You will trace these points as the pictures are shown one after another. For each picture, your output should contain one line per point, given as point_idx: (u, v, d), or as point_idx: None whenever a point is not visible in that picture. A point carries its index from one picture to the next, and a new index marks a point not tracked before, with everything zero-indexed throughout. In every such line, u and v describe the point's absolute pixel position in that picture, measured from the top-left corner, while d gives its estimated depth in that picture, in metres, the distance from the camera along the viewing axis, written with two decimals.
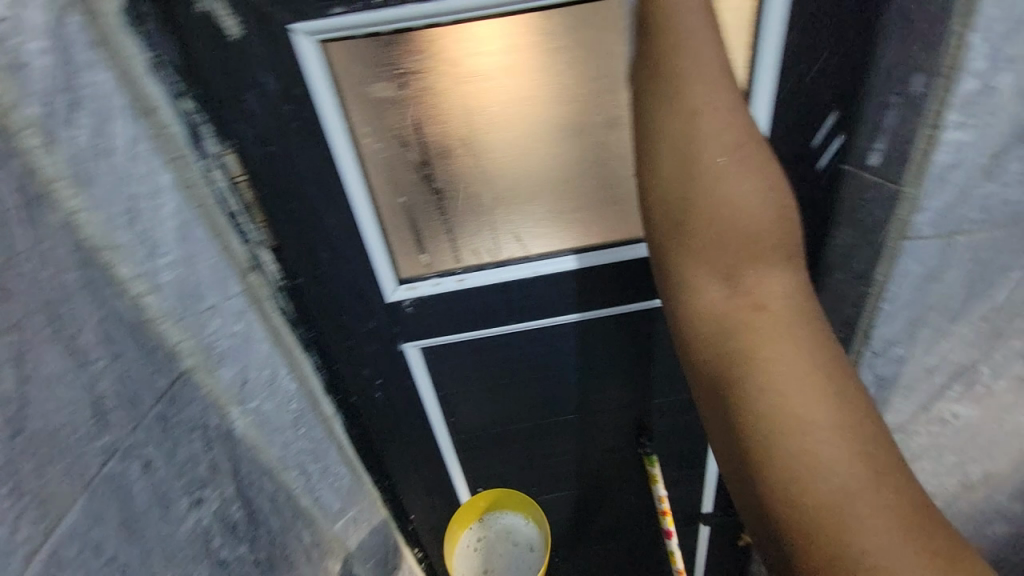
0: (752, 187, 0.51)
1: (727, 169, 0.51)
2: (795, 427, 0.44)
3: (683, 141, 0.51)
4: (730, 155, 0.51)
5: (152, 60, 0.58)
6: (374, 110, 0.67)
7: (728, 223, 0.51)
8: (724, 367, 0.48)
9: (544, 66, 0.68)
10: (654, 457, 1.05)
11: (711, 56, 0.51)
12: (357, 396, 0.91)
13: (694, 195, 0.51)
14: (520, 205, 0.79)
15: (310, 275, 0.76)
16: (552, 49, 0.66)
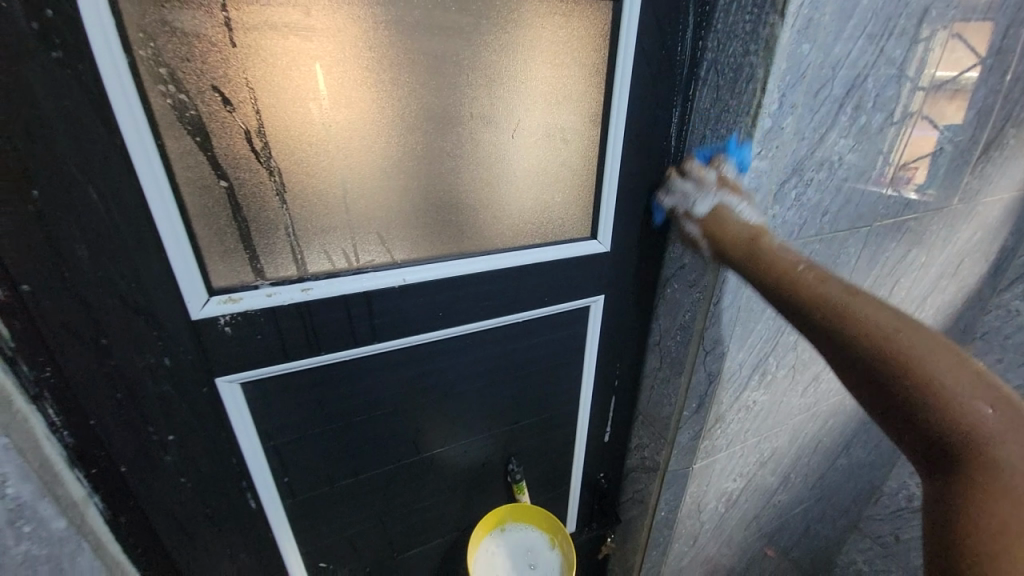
0: (840, 287, 0.59)
1: (831, 297, 0.59)
2: (952, 416, 0.46)
3: (790, 291, 0.63)
4: (817, 282, 0.61)
5: None
6: (177, 48, 0.49)
7: (835, 335, 0.57)
8: (906, 410, 0.50)
9: (441, 48, 0.62)
10: (523, 484, 1.00)
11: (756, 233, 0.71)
12: (129, 466, 0.62)
13: (811, 324, 0.60)
14: (385, 206, 0.66)
15: (46, 281, 0.50)
16: (441, 30, 0.61)
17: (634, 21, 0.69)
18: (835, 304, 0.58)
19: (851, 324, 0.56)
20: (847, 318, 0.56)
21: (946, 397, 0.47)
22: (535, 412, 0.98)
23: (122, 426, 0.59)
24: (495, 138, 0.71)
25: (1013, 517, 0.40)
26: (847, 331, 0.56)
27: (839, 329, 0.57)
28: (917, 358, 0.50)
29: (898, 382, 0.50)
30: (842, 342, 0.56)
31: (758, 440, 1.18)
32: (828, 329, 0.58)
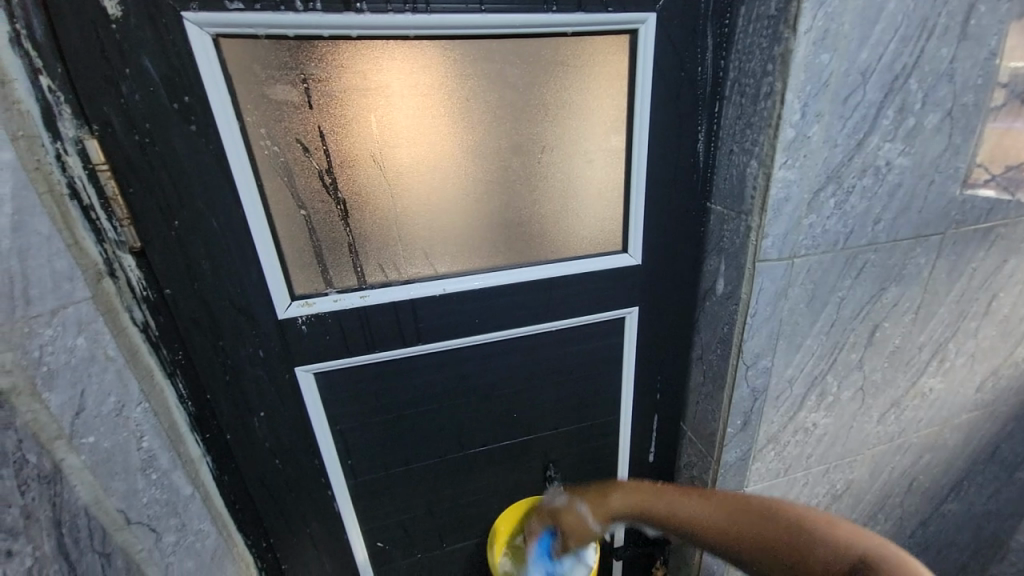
0: (700, 501, 0.71)
1: (694, 497, 0.71)
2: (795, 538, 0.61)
3: (683, 515, 0.70)
4: (682, 498, 0.72)
5: (11, 33, 0.52)
6: (273, 112, 0.65)
7: (722, 535, 0.66)
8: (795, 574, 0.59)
9: (474, 91, 0.73)
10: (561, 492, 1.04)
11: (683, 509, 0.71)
12: (232, 435, 0.78)
13: (702, 522, 0.68)
14: (430, 226, 0.78)
15: (181, 286, 0.67)
16: (473, 76, 0.72)
17: (651, 49, 0.75)
18: (726, 520, 0.67)
19: (750, 537, 0.64)
20: (692, 518, 0.69)
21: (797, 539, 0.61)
22: (575, 421, 1.02)
23: (228, 403, 0.76)
24: (524, 165, 0.80)
25: None
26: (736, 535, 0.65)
27: (716, 535, 0.67)
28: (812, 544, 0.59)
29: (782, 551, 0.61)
30: (728, 536, 0.66)
31: (827, 468, 1.08)
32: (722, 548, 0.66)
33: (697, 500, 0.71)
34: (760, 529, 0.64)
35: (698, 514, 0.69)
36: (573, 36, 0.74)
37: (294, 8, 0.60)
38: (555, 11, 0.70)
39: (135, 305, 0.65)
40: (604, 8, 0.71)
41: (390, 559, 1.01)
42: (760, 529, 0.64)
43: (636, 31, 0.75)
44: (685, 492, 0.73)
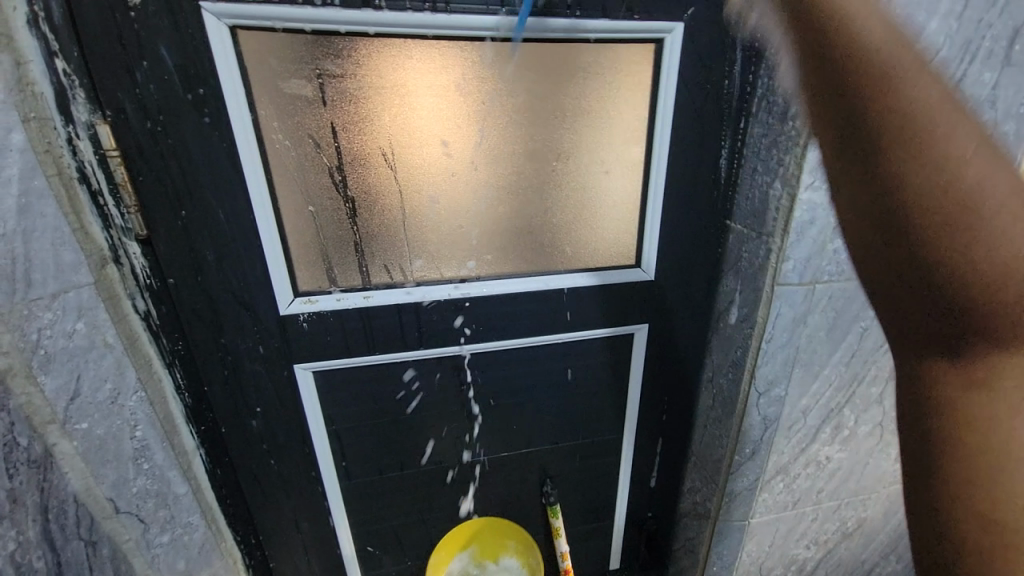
0: (963, 128, 0.44)
1: (940, 106, 0.45)
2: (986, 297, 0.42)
3: (938, 150, 0.43)
4: (939, 101, 0.45)
5: (28, 13, 0.51)
6: (287, 106, 0.64)
7: (967, 223, 0.42)
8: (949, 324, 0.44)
9: (493, 94, 0.72)
10: (558, 509, 1.01)
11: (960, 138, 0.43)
12: (228, 428, 0.77)
13: (908, 171, 0.44)
14: (439, 228, 0.77)
15: (185, 276, 0.66)
16: (493, 78, 0.71)
17: (676, 60, 0.73)
18: (938, 127, 0.43)
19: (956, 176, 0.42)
20: (944, 160, 0.43)
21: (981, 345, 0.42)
22: (577, 437, 0.99)
23: (225, 397, 0.75)
24: (538, 171, 0.78)
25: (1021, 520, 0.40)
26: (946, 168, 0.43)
27: (944, 196, 0.43)
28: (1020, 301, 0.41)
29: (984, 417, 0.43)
30: (955, 204, 0.42)
31: (839, 505, 1.03)
32: (901, 155, 0.45)
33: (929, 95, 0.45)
34: (959, 214, 0.42)
35: (914, 92, 0.45)
36: (596, 43, 0.72)
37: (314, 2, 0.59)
38: (579, 16, 0.68)
39: (138, 293, 0.64)
40: (630, 14, 0.70)
41: (379, 564, 0.99)
42: (976, 198, 0.42)
43: (660, 40, 0.73)
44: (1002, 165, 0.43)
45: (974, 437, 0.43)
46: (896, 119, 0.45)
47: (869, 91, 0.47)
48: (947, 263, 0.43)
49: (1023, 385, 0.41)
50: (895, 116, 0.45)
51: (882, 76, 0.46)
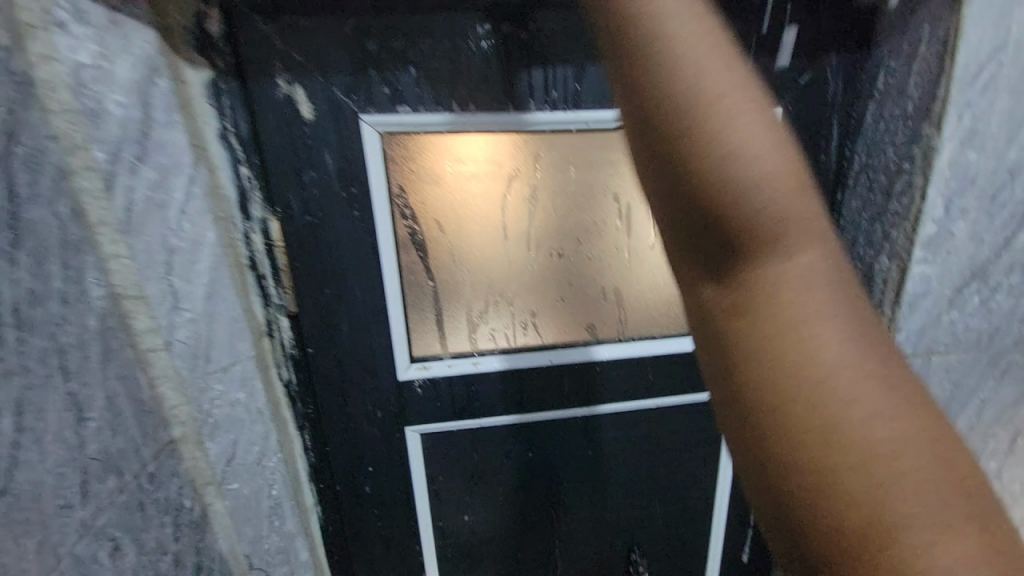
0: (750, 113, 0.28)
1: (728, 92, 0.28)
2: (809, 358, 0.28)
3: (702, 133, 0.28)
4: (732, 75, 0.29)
5: (220, 129, 0.60)
6: (417, 195, 0.72)
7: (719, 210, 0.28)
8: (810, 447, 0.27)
9: (596, 178, 0.77)
10: None
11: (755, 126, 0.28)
12: (342, 486, 0.82)
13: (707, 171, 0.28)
14: (540, 297, 0.81)
15: (322, 347, 0.73)
16: (597, 163, 0.76)
17: None
18: (716, 112, 0.28)
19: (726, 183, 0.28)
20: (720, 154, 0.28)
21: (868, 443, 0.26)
22: (668, 502, 0.97)
23: (343, 456, 0.80)
24: (634, 243, 0.81)
25: None
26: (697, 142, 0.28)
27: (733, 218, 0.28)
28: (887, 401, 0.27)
29: (837, 512, 0.26)
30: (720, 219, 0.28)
31: None
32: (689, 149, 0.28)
33: (683, 55, 0.29)
34: (772, 225, 0.29)
35: (680, 65, 0.28)
36: None
37: (452, 110, 0.65)
38: None
39: (283, 362, 0.72)
40: None
41: None
42: (752, 212, 0.28)
43: None
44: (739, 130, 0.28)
45: (855, 532, 0.26)
46: (659, 101, 0.28)
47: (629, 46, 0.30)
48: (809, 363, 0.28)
49: (910, 454, 0.26)
50: (631, 89, 0.29)
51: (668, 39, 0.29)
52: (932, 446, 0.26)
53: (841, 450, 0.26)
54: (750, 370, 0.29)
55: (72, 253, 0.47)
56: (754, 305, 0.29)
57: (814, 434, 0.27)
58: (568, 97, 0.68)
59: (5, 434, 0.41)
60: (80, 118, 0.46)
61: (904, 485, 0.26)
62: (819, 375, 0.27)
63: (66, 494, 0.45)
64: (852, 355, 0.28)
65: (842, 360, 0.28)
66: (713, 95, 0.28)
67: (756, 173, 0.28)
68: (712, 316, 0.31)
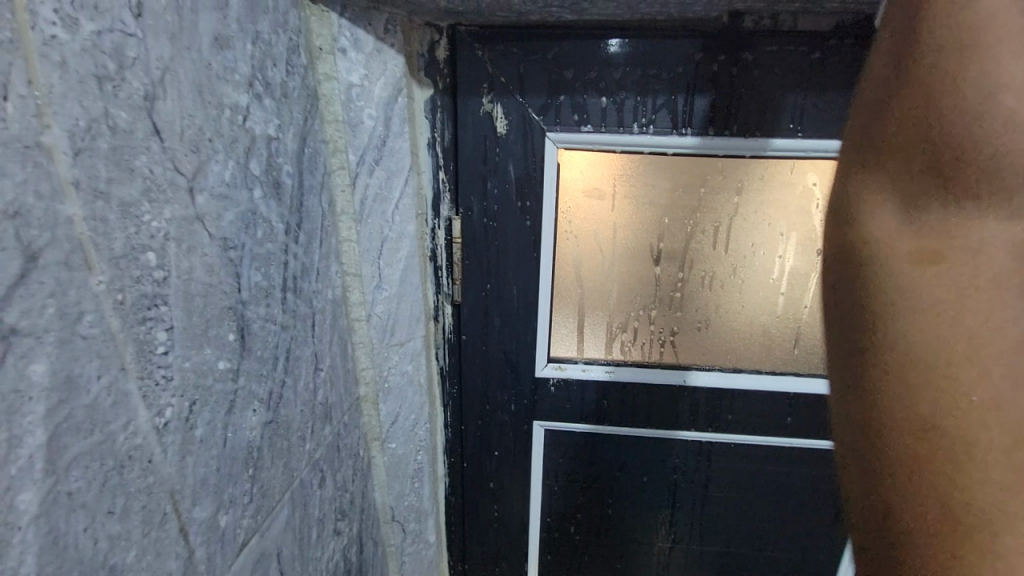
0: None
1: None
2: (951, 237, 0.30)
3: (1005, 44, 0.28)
4: None
5: (429, 139, 0.70)
6: (579, 209, 0.77)
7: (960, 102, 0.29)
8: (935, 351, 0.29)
9: (759, 207, 0.75)
10: None
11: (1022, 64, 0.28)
12: (469, 463, 0.89)
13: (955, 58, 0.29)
14: (682, 316, 0.82)
15: (474, 335, 0.81)
16: (762, 191, 0.74)
17: None
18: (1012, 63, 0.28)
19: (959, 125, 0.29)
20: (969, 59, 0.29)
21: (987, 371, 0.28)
22: (781, 552, 0.91)
23: (475, 438, 0.87)
24: (790, 275, 0.78)
25: None
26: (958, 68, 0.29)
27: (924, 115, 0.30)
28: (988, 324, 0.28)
29: (949, 439, 0.28)
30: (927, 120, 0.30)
31: None
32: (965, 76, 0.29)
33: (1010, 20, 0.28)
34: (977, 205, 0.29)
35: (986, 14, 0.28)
36: None
37: (632, 130, 0.69)
38: None
39: (441, 344, 0.81)
40: None
41: None
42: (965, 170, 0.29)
43: None
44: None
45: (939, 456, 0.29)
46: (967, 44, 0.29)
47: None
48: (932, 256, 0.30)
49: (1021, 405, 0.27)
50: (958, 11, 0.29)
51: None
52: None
53: (966, 409, 0.28)
54: (888, 285, 0.31)
55: (324, 234, 0.58)
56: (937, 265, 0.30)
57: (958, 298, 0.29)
58: (750, 124, 0.68)
59: (279, 376, 0.49)
60: (344, 126, 0.60)
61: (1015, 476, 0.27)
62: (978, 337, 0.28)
63: (302, 430, 0.53)
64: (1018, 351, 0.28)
65: (1017, 356, 0.28)
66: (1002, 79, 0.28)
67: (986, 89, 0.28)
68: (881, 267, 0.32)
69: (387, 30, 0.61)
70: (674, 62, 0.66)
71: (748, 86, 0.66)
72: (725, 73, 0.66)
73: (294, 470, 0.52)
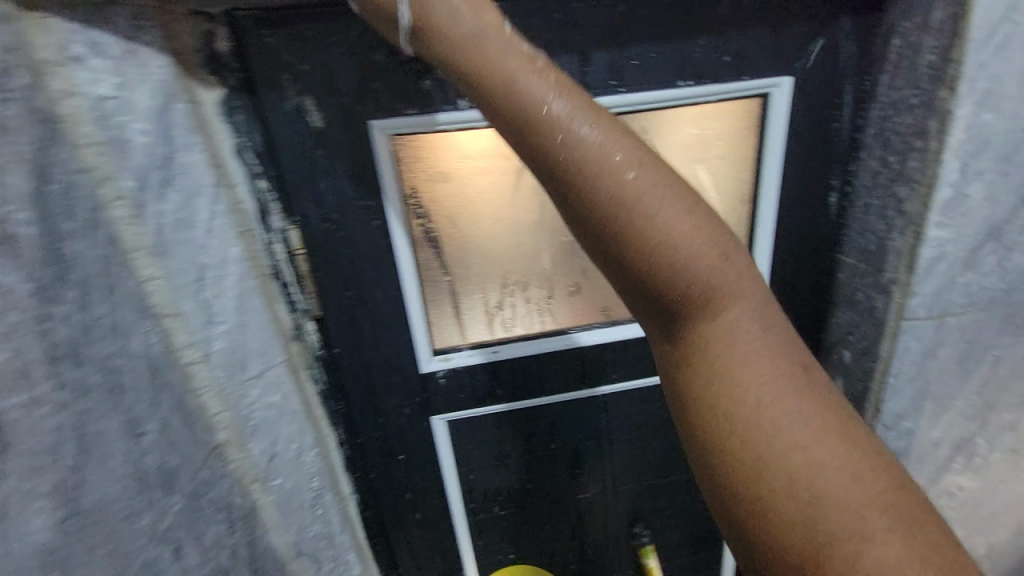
0: (678, 206, 0.40)
1: (644, 186, 0.39)
2: (699, 286, 0.40)
3: (638, 219, 0.39)
4: (652, 167, 0.40)
5: (236, 145, 0.62)
6: (431, 195, 0.74)
7: (663, 256, 0.39)
8: (709, 427, 0.41)
9: None
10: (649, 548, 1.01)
11: (673, 208, 0.39)
12: (376, 473, 0.86)
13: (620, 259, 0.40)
14: (554, 282, 0.84)
15: (348, 346, 0.76)
16: None
17: (785, 112, 0.73)
18: (652, 215, 0.39)
19: (666, 277, 0.39)
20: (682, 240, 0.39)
21: (739, 399, 0.40)
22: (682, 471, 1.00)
23: (376, 446, 0.84)
24: None
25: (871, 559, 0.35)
26: (654, 240, 0.39)
27: (665, 274, 0.39)
28: (726, 369, 0.41)
29: (779, 478, 0.38)
30: (672, 281, 0.39)
31: (978, 541, 0.97)
32: (637, 237, 0.39)
33: (682, 216, 0.39)
34: (694, 296, 0.40)
35: (640, 181, 0.39)
36: (712, 103, 0.73)
37: (458, 106, 0.65)
38: (690, 85, 0.70)
39: (314, 363, 0.76)
40: (738, 77, 0.71)
41: None
42: (697, 302, 0.40)
43: (768, 94, 0.73)
44: (672, 188, 0.40)
45: (786, 505, 0.37)
46: (634, 231, 0.39)
47: (600, 168, 0.39)
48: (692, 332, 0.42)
49: (776, 422, 0.39)
50: (604, 181, 0.39)
51: (616, 175, 0.39)
52: (844, 461, 0.37)
53: (782, 481, 0.37)
54: (706, 386, 0.41)
55: (110, 283, 0.50)
56: (696, 363, 0.42)
57: (699, 361, 0.42)
58: (574, 85, 0.67)
59: (68, 466, 0.45)
60: (109, 149, 0.50)
61: (837, 482, 0.37)
62: (721, 391, 0.40)
63: (128, 505, 0.50)
64: (787, 401, 0.40)
65: (771, 396, 0.40)
66: (662, 232, 0.39)
67: (659, 246, 0.39)
68: (666, 368, 0.44)
69: (137, 25, 0.50)
70: None
71: (562, 45, 0.65)
72: (539, 35, 0.64)
73: (125, 553, 0.50)
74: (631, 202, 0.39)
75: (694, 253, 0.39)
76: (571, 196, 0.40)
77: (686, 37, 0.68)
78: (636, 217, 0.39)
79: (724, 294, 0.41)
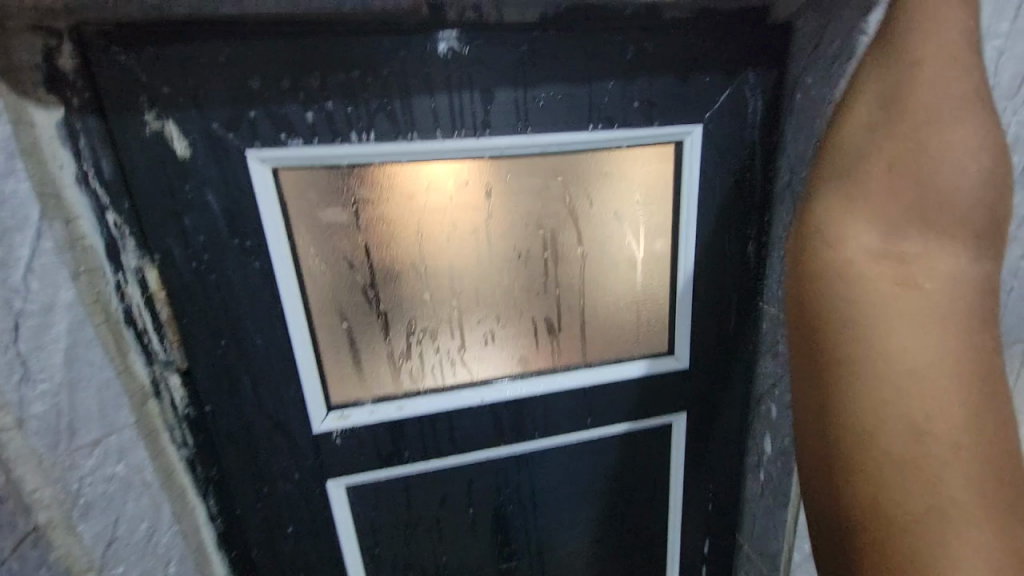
0: (971, 156, 0.44)
1: (954, 138, 0.44)
2: (924, 261, 0.44)
3: (925, 177, 0.44)
4: (963, 114, 0.44)
5: (78, 173, 0.55)
6: (324, 235, 0.66)
7: (935, 195, 0.44)
8: (823, 386, 0.47)
9: (518, 210, 0.73)
10: None
11: (970, 164, 0.43)
12: (258, 550, 0.74)
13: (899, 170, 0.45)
14: (468, 330, 0.77)
15: (222, 404, 0.66)
16: (518, 195, 0.72)
17: (698, 160, 0.72)
18: (932, 154, 0.44)
19: (925, 179, 0.44)
20: (953, 174, 0.43)
21: (880, 371, 0.43)
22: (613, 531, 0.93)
23: (257, 519, 0.73)
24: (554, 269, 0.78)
25: (889, 504, 0.43)
26: (919, 168, 0.44)
27: (907, 197, 0.45)
28: (913, 358, 0.43)
29: (896, 450, 0.43)
30: (912, 201, 0.44)
31: None
32: (926, 157, 0.44)
33: (976, 162, 0.44)
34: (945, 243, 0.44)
35: (950, 130, 0.44)
36: (624, 148, 0.72)
37: (350, 139, 0.60)
38: (600, 129, 0.68)
39: (176, 424, 0.65)
40: (650, 122, 0.69)
41: None
42: (935, 200, 0.44)
43: (681, 142, 0.72)
44: (966, 141, 0.43)
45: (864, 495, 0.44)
46: (919, 174, 0.44)
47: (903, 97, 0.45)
48: (866, 298, 0.45)
49: (936, 402, 0.42)
50: (893, 133, 0.45)
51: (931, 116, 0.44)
52: (974, 462, 0.42)
53: (897, 449, 0.43)
54: (858, 381, 0.44)
55: None
56: (839, 363, 0.45)
57: (883, 352, 0.43)
58: (478, 124, 0.64)
59: None
60: None
61: (947, 469, 0.42)
62: (913, 397, 0.43)
63: None
64: (942, 395, 0.42)
65: (949, 398, 0.42)
66: (950, 182, 0.44)
67: (932, 169, 0.44)
68: (827, 331, 0.46)
69: None
70: (378, 62, 0.59)
71: (464, 83, 0.62)
72: (438, 72, 0.61)
73: None
74: (921, 148, 0.44)
75: (966, 204, 0.44)
76: (893, 155, 0.45)
77: (594, 80, 0.66)
78: (936, 142, 0.44)
79: (947, 247, 0.44)
